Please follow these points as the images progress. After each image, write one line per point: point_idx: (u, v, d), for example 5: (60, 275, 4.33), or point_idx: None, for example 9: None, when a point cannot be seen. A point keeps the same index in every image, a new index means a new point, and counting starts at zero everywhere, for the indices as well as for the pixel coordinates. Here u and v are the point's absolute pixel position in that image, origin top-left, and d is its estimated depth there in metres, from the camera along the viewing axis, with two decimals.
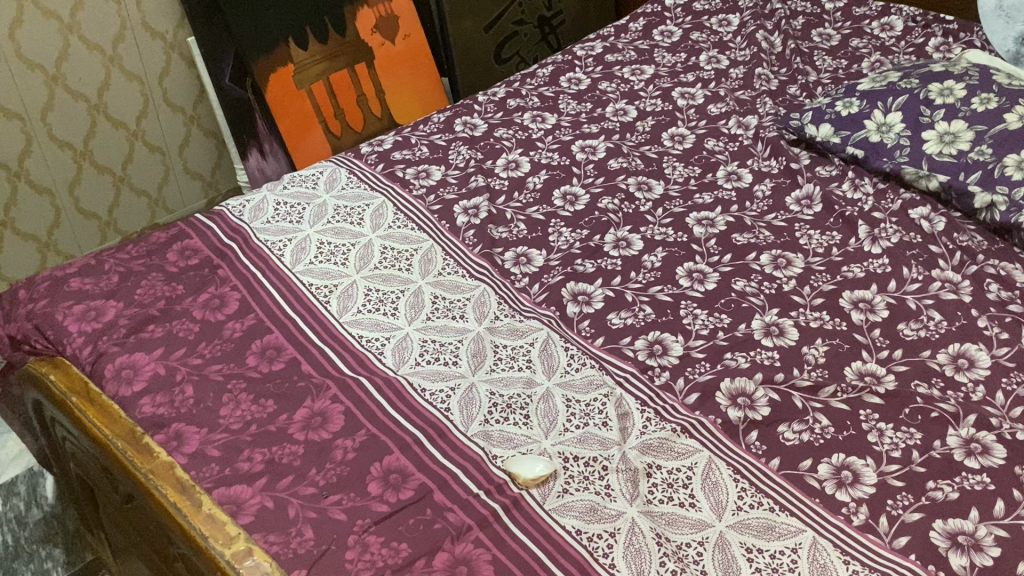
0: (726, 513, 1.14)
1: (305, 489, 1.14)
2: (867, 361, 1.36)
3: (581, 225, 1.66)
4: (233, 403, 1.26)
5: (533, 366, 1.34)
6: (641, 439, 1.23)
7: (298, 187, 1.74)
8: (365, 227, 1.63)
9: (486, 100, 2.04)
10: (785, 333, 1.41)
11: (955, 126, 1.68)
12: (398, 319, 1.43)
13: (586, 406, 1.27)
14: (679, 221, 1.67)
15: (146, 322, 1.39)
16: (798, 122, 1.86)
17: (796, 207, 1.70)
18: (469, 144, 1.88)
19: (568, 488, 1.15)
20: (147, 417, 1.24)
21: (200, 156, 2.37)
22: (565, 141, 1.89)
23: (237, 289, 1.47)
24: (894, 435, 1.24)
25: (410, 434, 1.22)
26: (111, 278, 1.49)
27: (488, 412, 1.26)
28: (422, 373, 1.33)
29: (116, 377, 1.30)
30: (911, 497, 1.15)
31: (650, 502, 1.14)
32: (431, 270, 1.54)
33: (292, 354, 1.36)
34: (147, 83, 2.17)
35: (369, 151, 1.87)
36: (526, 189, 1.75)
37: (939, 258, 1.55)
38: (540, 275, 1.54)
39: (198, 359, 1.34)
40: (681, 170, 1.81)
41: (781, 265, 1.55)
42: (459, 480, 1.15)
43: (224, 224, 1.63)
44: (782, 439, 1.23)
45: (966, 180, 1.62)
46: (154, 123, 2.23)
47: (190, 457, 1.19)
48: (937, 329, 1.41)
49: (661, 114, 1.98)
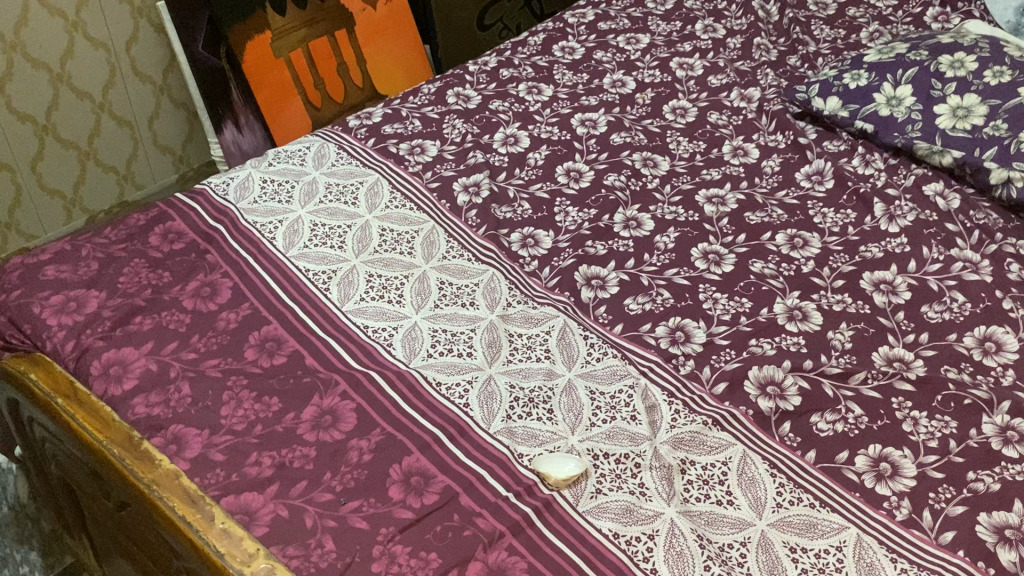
0: (767, 510, 1.09)
1: (322, 496, 1.06)
2: (894, 346, 1.32)
3: (588, 204, 1.59)
4: (235, 402, 1.17)
5: (553, 357, 1.27)
6: (671, 434, 1.17)
7: (285, 164, 1.63)
8: (360, 207, 1.54)
9: (477, 70, 1.95)
10: (808, 317, 1.36)
11: (969, 100, 1.65)
12: (405, 308, 1.35)
13: (612, 398, 1.21)
14: (689, 199, 1.61)
15: (133, 314, 1.29)
16: (804, 95, 1.80)
17: (807, 183, 1.65)
18: (463, 117, 1.79)
19: (600, 488, 1.09)
20: (142, 419, 1.14)
21: (170, 130, 2.24)
22: (564, 114, 1.81)
23: (228, 276, 1.38)
24: (930, 424, 1.20)
25: (428, 432, 1.14)
26: (90, 265, 1.38)
27: (510, 407, 1.19)
28: (436, 365, 1.25)
29: (104, 375, 1.20)
30: (953, 490, 1.12)
31: (687, 501, 1.09)
32: (435, 253, 1.46)
33: (294, 346, 1.27)
34: (113, 51, 2.03)
35: (358, 124, 1.76)
36: (528, 166, 1.67)
37: (957, 237, 1.51)
38: (549, 258, 1.47)
39: (192, 354, 1.24)
40: (685, 145, 1.75)
41: (798, 246, 1.50)
42: (486, 482, 1.08)
43: (208, 204, 1.53)
44: (816, 430, 1.19)
45: (982, 156, 1.59)
46: (121, 94, 2.09)
47: (192, 462, 1.09)
48: (961, 311, 1.38)
49: (660, 86, 1.91)
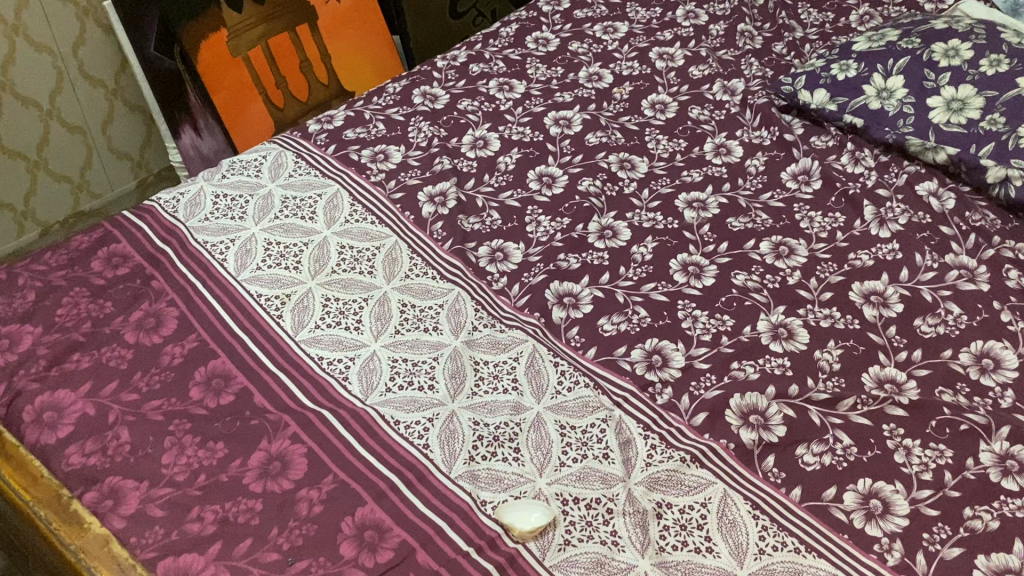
0: (748, 558, 1.01)
1: (267, 555, 0.99)
2: (886, 365, 1.24)
3: (561, 212, 1.49)
4: (177, 449, 1.09)
5: (521, 388, 1.19)
6: (646, 473, 1.09)
7: (239, 176, 1.54)
8: (319, 222, 1.44)
9: (446, 65, 1.84)
10: (794, 335, 1.27)
11: (963, 92, 1.55)
12: (363, 335, 1.26)
13: (583, 433, 1.13)
14: (668, 204, 1.51)
15: (70, 351, 1.21)
16: (790, 87, 1.70)
17: (793, 183, 1.55)
18: (430, 118, 1.69)
19: (569, 539, 1.01)
20: (76, 471, 1.07)
21: (125, 134, 2.14)
22: (537, 113, 1.71)
23: (174, 304, 1.29)
24: (923, 453, 1.12)
25: (385, 478, 1.07)
26: (26, 296, 1.29)
27: (473, 448, 1.10)
28: (395, 402, 1.16)
29: (37, 422, 1.12)
30: (949, 529, 1.04)
31: (663, 550, 1.01)
32: (397, 272, 1.37)
33: (243, 383, 1.18)
34: (59, 54, 1.92)
35: (318, 128, 1.66)
36: (498, 171, 1.58)
37: (952, 241, 1.43)
38: (519, 274, 1.38)
39: (133, 395, 1.16)
40: (665, 143, 1.65)
41: (783, 255, 1.41)
42: (445, 536, 1.01)
43: (155, 223, 1.43)
44: (801, 464, 1.11)
45: (978, 152, 1.49)
46: (71, 100, 1.99)
47: (129, 520, 1.02)
48: (957, 324, 1.29)
49: (639, 78, 1.80)
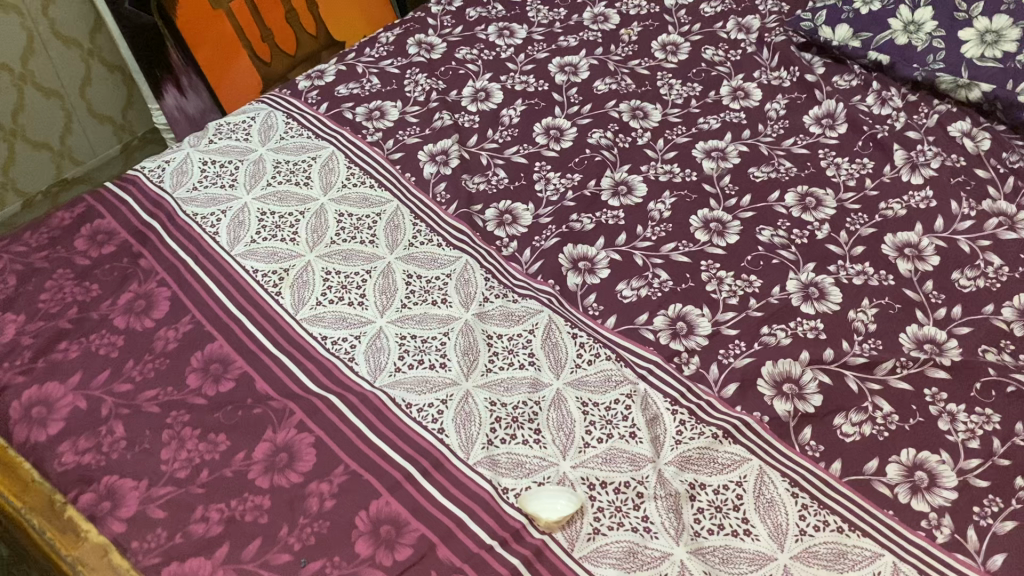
0: (789, 540, 0.95)
1: (278, 557, 0.93)
2: (924, 324, 1.16)
3: (571, 167, 1.40)
4: (176, 443, 1.02)
5: (538, 362, 1.12)
6: (676, 453, 1.02)
7: (226, 141, 1.44)
8: (314, 188, 1.36)
9: (441, 11, 1.73)
10: (826, 295, 1.20)
11: (998, 23, 1.43)
12: (369, 311, 1.18)
13: (607, 411, 1.06)
14: (685, 154, 1.42)
15: (57, 340, 1.13)
16: (810, 23, 1.59)
17: (817, 128, 1.46)
18: (426, 70, 1.59)
19: (598, 527, 0.95)
20: (70, 471, 1.00)
21: (104, 96, 2.04)
22: (541, 60, 1.60)
23: (166, 284, 1.21)
24: (969, 420, 1.05)
25: (399, 468, 1.00)
26: (7, 281, 1.21)
27: (491, 430, 1.04)
28: (405, 383, 1.09)
29: (26, 418, 1.05)
30: (1000, 502, 0.98)
31: (698, 535, 0.95)
32: (400, 240, 1.29)
33: (243, 367, 1.11)
34: (30, 14, 1.80)
35: (308, 85, 1.56)
36: (502, 126, 1.48)
37: (988, 186, 1.34)
38: (531, 237, 1.29)
39: (127, 385, 1.08)
40: (678, 88, 1.55)
41: (810, 207, 1.32)
42: (467, 528, 0.95)
43: (141, 195, 1.35)
44: (840, 436, 1.04)
45: (1016, 90, 1.39)
46: (44, 63, 1.88)
47: (128, 523, 0.96)
48: (998, 276, 1.22)
49: (647, 18, 1.69)
